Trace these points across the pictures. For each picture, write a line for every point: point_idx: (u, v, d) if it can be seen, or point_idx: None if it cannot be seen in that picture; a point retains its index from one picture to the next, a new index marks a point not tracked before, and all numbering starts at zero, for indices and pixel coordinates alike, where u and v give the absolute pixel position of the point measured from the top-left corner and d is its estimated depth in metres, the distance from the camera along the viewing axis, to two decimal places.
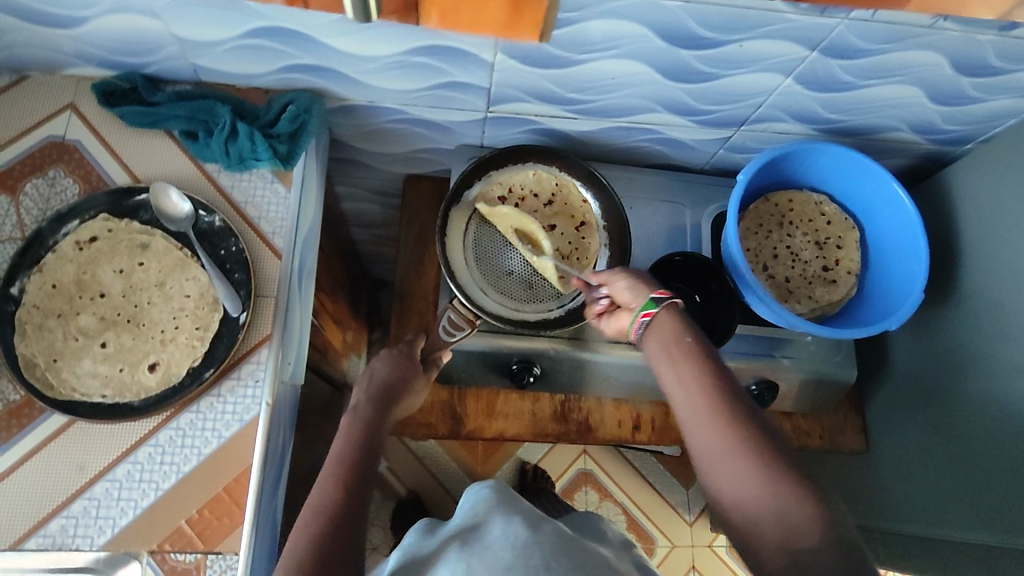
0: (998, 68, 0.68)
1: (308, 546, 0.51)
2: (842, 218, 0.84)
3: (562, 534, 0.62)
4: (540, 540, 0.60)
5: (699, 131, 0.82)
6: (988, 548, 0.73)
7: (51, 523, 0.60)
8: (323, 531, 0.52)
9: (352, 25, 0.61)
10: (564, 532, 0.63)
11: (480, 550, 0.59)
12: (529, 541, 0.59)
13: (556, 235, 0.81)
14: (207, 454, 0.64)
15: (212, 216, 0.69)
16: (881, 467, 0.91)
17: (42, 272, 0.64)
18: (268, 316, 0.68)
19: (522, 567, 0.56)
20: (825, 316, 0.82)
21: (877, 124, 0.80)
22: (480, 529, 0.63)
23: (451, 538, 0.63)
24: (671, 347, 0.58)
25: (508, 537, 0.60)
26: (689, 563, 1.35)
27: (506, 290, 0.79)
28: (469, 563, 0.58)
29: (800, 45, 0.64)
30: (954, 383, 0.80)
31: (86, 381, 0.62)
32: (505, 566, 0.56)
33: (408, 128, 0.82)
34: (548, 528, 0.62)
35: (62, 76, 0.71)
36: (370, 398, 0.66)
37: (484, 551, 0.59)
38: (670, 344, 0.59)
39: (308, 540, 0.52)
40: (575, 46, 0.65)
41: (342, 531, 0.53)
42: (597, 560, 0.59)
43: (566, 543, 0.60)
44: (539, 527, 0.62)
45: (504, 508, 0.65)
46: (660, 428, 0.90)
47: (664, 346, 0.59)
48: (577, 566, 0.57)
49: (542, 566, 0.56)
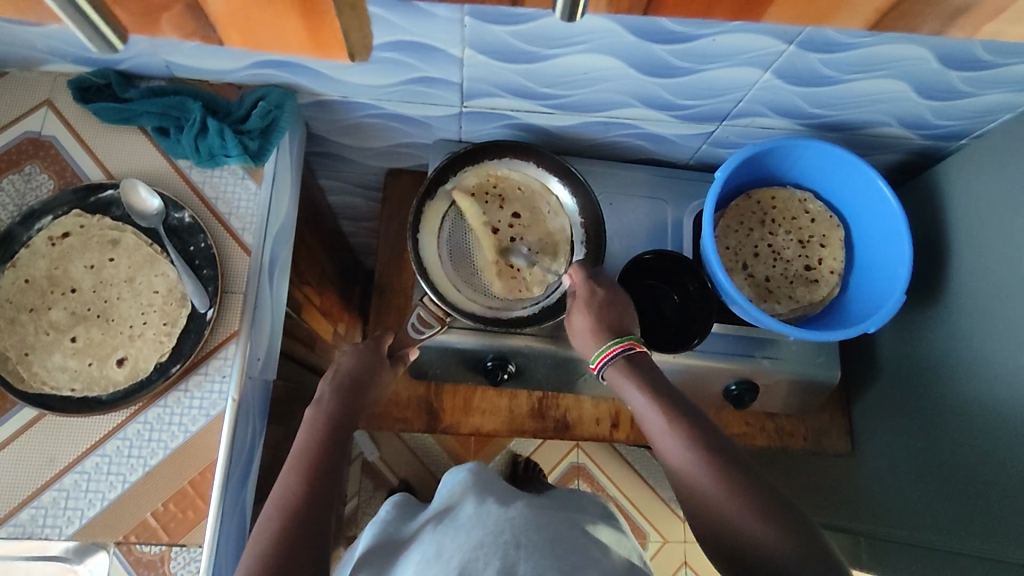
0: (988, 62, 0.65)
1: (272, 546, 0.52)
2: (826, 215, 0.82)
3: (532, 507, 0.63)
4: (512, 516, 0.59)
5: (679, 126, 0.80)
6: (971, 557, 0.71)
7: (21, 513, 0.62)
8: (283, 531, 0.53)
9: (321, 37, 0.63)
10: (535, 506, 0.64)
11: (454, 530, 0.60)
12: (501, 518, 0.59)
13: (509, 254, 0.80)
14: (174, 448, 0.65)
15: (181, 212, 0.69)
16: (867, 470, 0.89)
17: (15, 268, 0.65)
18: (235, 311, 0.69)
19: (493, 544, 0.55)
20: (805, 316, 0.79)
21: (864, 119, 0.77)
22: (455, 510, 0.64)
23: (426, 522, 0.66)
24: (638, 383, 0.64)
25: (479, 516, 0.60)
26: (680, 558, 1.35)
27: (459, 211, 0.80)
28: (442, 544, 0.58)
29: (776, 39, 0.62)
30: (943, 387, 0.78)
31: (56, 374, 0.63)
32: (477, 543, 0.56)
33: (385, 123, 0.81)
34: (518, 504, 0.62)
35: (40, 73, 0.72)
36: (335, 389, 0.65)
37: (457, 531, 0.59)
38: (633, 383, 0.64)
39: (270, 539, 0.53)
40: (543, 41, 0.64)
41: (307, 530, 0.54)
42: (563, 535, 0.59)
43: (535, 516, 0.60)
44: (510, 505, 0.63)
45: (478, 489, 0.67)
46: (640, 427, 0.89)
47: (628, 382, 0.64)
48: (548, 542, 0.56)
49: (512, 542, 0.55)
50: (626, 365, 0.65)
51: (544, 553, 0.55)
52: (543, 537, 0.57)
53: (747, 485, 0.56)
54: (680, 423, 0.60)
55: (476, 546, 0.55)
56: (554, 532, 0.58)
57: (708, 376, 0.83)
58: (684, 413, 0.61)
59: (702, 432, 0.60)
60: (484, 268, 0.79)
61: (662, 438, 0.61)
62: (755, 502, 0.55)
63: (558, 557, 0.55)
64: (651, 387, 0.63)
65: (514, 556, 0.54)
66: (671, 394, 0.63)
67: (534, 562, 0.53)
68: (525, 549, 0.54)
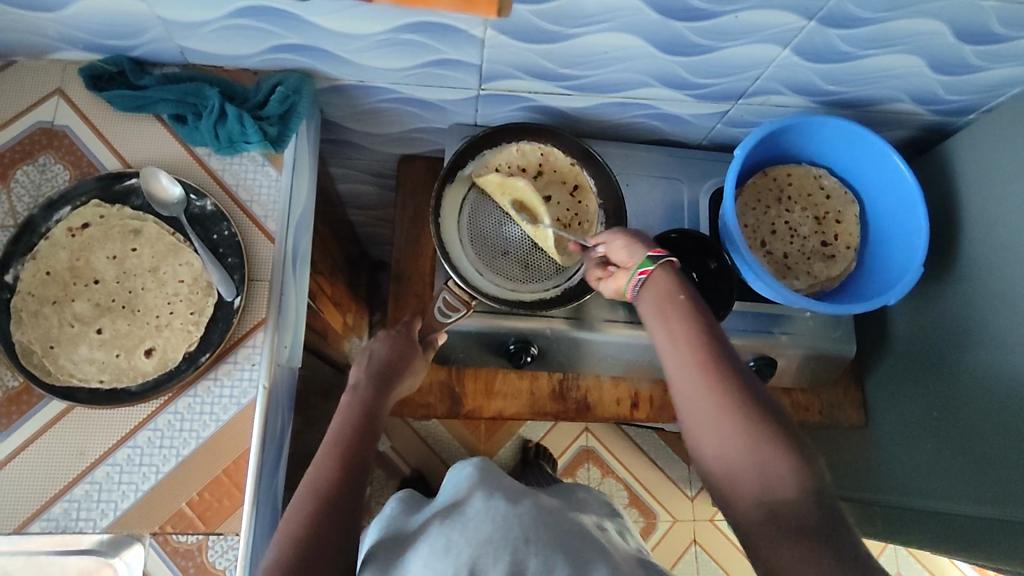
0: (1002, 35, 0.66)
1: (306, 527, 0.52)
2: (841, 191, 0.83)
3: (539, 507, 0.62)
4: (520, 513, 0.60)
5: (695, 105, 0.80)
6: (990, 520, 0.72)
7: (54, 507, 0.61)
8: (318, 513, 0.53)
9: (349, 10, 0.61)
10: (542, 506, 0.63)
11: (460, 524, 0.59)
12: (510, 515, 0.59)
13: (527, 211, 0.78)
14: (206, 437, 0.64)
15: (203, 201, 0.68)
16: (880, 441, 0.92)
17: (36, 260, 0.64)
18: (262, 299, 0.68)
19: (503, 540, 0.55)
20: (823, 291, 0.81)
21: (877, 95, 0.78)
22: (462, 505, 0.64)
23: (432, 517, 0.65)
24: (667, 305, 0.59)
25: (487, 511, 0.60)
26: (690, 537, 1.36)
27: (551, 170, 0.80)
28: (449, 537, 0.58)
29: (798, 15, 0.63)
30: (955, 357, 0.79)
31: (83, 367, 0.62)
32: (486, 538, 0.56)
33: (400, 108, 0.81)
34: (526, 503, 0.62)
35: (50, 61, 0.70)
36: (369, 377, 0.66)
37: (466, 525, 0.59)
38: (661, 305, 0.60)
39: (304, 521, 0.52)
40: (565, 20, 0.64)
41: (342, 513, 0.54)
42: (574, 533, 0.59)
43: (543, 515, 0.60)
44: (518, 503, 0.62)
45: (485, 485, 0.66)
46: (659, 405, 0.90)
47: (658, 305, 0.60)
48: (554, 538, 0.57)
49: (522, 538, 0.55)
50: (658, 284, 0.60)
51: (566, 548, 0.56)
52: (552, 536, 0.57)
53: (770, 444, 0.51)
54: (712, 361, 0.55)
55: (486, 540, 0.56)
56: (559, 532, 0.59)
57: None
58: (713, 346, 0.56)
59: (730, 370, 0.55)
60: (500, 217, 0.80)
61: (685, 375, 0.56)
62: (770, 456, 0.51)
63: (566, 552, 0.56)
64: (680, 315, 0.58)
65: (524, 552, 0.54)
66: (706, 328, 0.58)
67: (544, 558, 0.54)
68: (534, 546, 0.55)
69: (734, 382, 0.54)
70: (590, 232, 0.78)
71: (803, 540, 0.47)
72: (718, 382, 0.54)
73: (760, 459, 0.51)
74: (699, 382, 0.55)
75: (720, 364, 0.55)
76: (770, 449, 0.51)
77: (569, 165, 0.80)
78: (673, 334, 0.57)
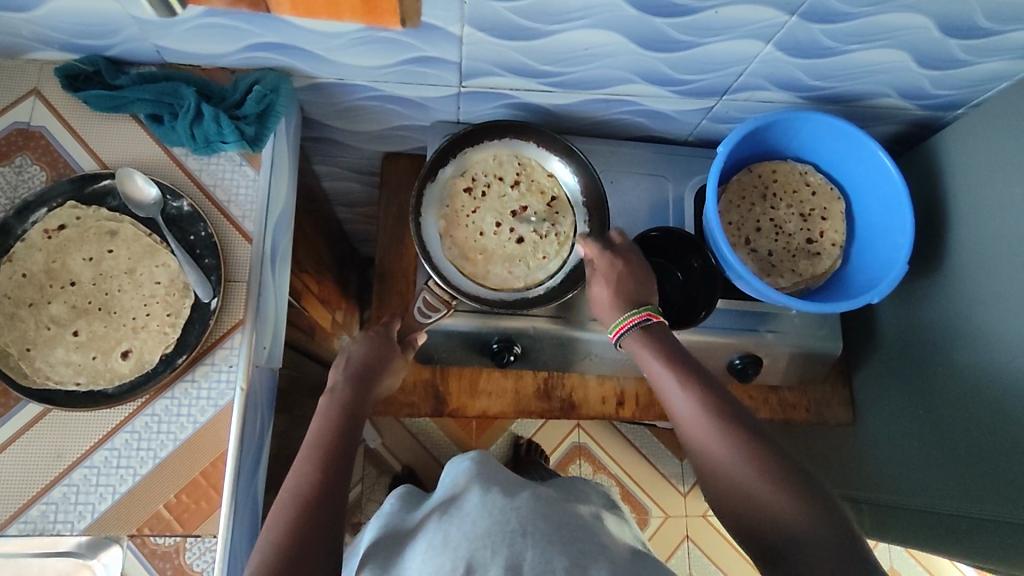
0: (987, 28, 0.65)
1: (285, 532, 0.52)
2: (827, 188, 0.82)
3: (537, 499, 0.62)
4: (517, 506, 0.59)
5: (679, 101, 0.79)
6: (975, 519, 0.72)
7: (32, 509, 0.61)
8: (298, 517, 0.53)
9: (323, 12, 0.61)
10: (541, 496, 0.63)
11: (458, 519, 0.59)
12: (506, 507, 0.59)
13: (504, 219, 0.80)
14: (184, 439, 0.64)
15: (180, 201, 0.68)
16: (868, 439, 0.91)
17: (12, 261, 0.64)
18: (240, 301, 0.68)
19: (499, 532, 0.55)
20: (808, 289, 0.80)
21: (864, 90, 0.77)
22: (459, 500, 0.63)
23: (430, 512, 0.65)
24: (655, 352, 0.64)
25: (484, 505, 0.60)
26: (682, 533, 1.36)
27: (530, 181, 0.81)
28: (447, 533, 0.58)
29: (779, 10, 0.62)
30: (944, 355, 0.78)
31: (60, 369, 0.62)
32: (483, 531, 0.56)
33: (381, 106, 0.80)
34: (524, 494, 0.62)
35: (25, 61, 0.70)
36: (348, 377, 0.66)
37: (462, 520, 0.59)
38: (650, 350, 0.64)
39: (284, 525, 0.52)
40: (543, 18, 0.63)
41: (321, 516, 0.54)
42: (570, 522, 0.59)
43: (542, 506, 0.60)
44: (515, 496, 0.62)
45: (483, 479, 0.66)
46: (645, 404, 0.90)
47: (647, 351, 0.65)
48: (554, 529, 0.57)
49: (519, 530, 0.56)
50: (642, 334, 0.65)
51: (562, 538, 0.56)
52: (551, 525, 0.57)
53: (775, 465, 0.55)
54: (704, 394, 0.60)
55: (483, 535, 0.55)
56: (559, 522, 0.58)
57: (711, 351, 0.83)
58: (706, 384, 0.61)
59: (725, 404, 0.59)
60: (478, 221, 0.79)
61: (687, 416, 0.59)
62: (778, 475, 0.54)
63: (563, 542, 0.55)
64: (670, 358, 0.63)
65: (521, 543, 0.54)
66: (695, 369, 0.62)
67: (541, 549, 0.54)
68: (530, 538, 0.55)
69: (728, 408, 0.58)
70: (565, 244, 0.80)
71: (827, 551, 0.49)
72: (715, 411, 0.58)
73: (767, 480, 0.54)
74: (695, 415, 0.59)
75: (712, 397, 0.59)
76: (773, 472, 0.54)
77: (548, 177, 0.81)
78: (666, 377, 0.61)
